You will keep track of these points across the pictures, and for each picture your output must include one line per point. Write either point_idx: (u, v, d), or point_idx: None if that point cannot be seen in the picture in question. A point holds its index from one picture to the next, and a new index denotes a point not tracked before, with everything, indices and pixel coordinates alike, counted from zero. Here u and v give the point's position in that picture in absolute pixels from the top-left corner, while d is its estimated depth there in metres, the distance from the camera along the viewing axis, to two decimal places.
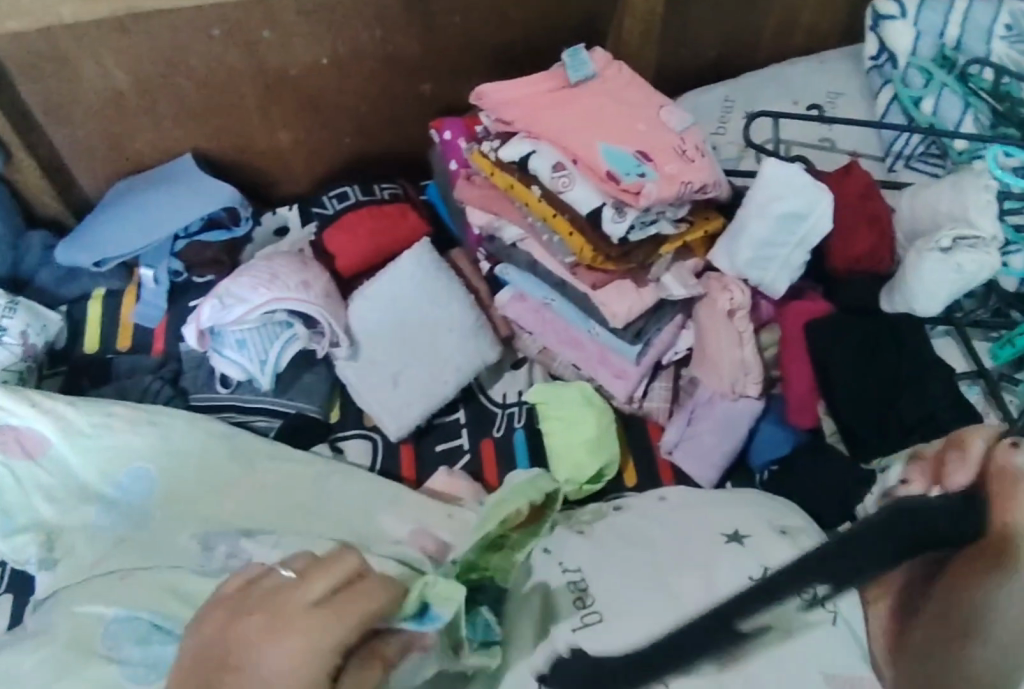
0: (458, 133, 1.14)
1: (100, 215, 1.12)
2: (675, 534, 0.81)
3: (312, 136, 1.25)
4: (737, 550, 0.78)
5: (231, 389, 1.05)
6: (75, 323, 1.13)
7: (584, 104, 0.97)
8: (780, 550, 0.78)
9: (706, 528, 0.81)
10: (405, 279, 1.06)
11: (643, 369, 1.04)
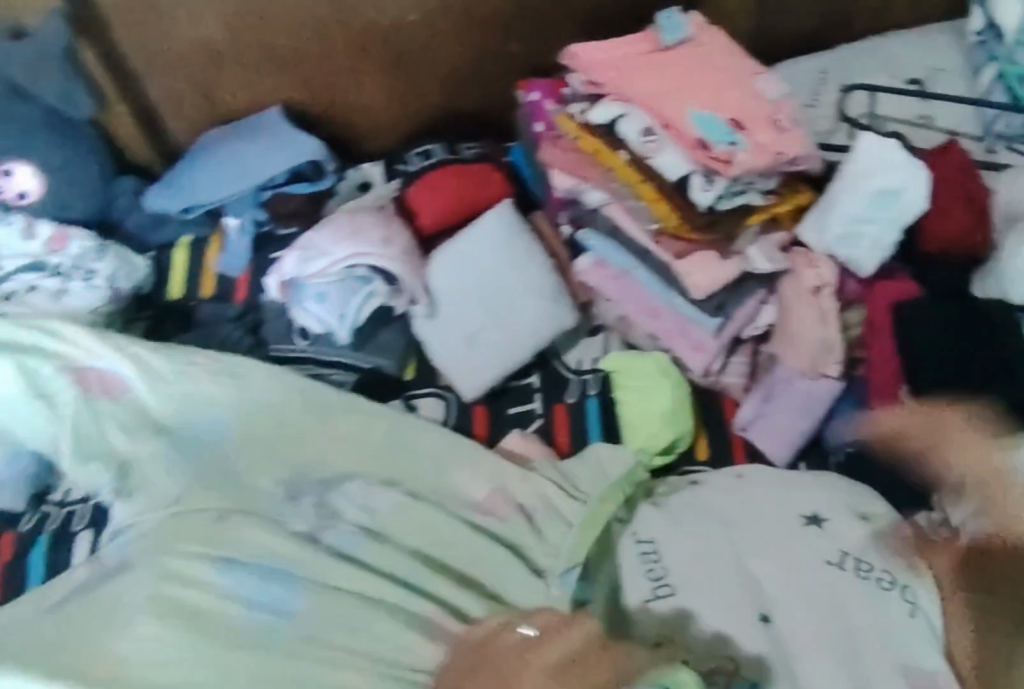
0: (545, 93, 1.12)
1: (192, 163, 1.15)
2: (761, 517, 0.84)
3: (399, 94, 1.24)
4: (816, 535, 0.81)
5: (310, 341, 1.06)
6: (161, 268, 1.14)
7: (676, 69, 0.96)
8: (864, 543, 0.80)
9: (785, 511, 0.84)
10: (485, 239, 1.08)
11: (722, 342, 1.02)
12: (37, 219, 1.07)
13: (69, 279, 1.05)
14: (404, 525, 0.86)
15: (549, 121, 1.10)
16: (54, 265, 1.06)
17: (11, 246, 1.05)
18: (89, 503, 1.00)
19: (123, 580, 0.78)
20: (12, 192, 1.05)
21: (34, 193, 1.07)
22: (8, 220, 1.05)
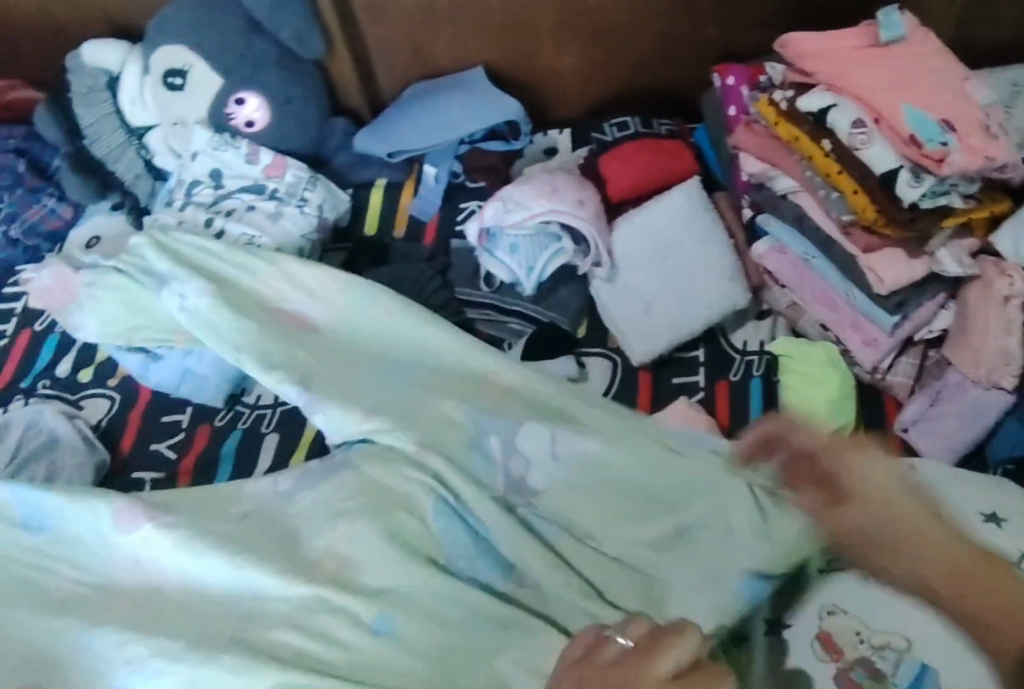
0: (742, 79, 1.14)
1: (401, 112, 1.23)
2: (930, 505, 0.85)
3: (596, 69, 1.25)
4: (995, 532, 0.82)
5: (494, 289, 1.14)
6: (359, 205, 1.24)
7: (894, 65, 0.98)
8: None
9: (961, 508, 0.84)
10: (674, 213, 1.12)
11: (895, 340, 1.04)
12: (260, 146, 1.19)
13: (284, 204, 1.16)
14: (594, 491, 0.89)
15: (743, 107, 1.14)
16: (271, 189, 1.17)
17: (236, 168, 1.17)
18: (277, 408, 1.09)
19: (336, 482, 0.87)
20: (241, 120, 1.17)
21: (259, 123, 1.18)
22: (235, 145, 1.17)
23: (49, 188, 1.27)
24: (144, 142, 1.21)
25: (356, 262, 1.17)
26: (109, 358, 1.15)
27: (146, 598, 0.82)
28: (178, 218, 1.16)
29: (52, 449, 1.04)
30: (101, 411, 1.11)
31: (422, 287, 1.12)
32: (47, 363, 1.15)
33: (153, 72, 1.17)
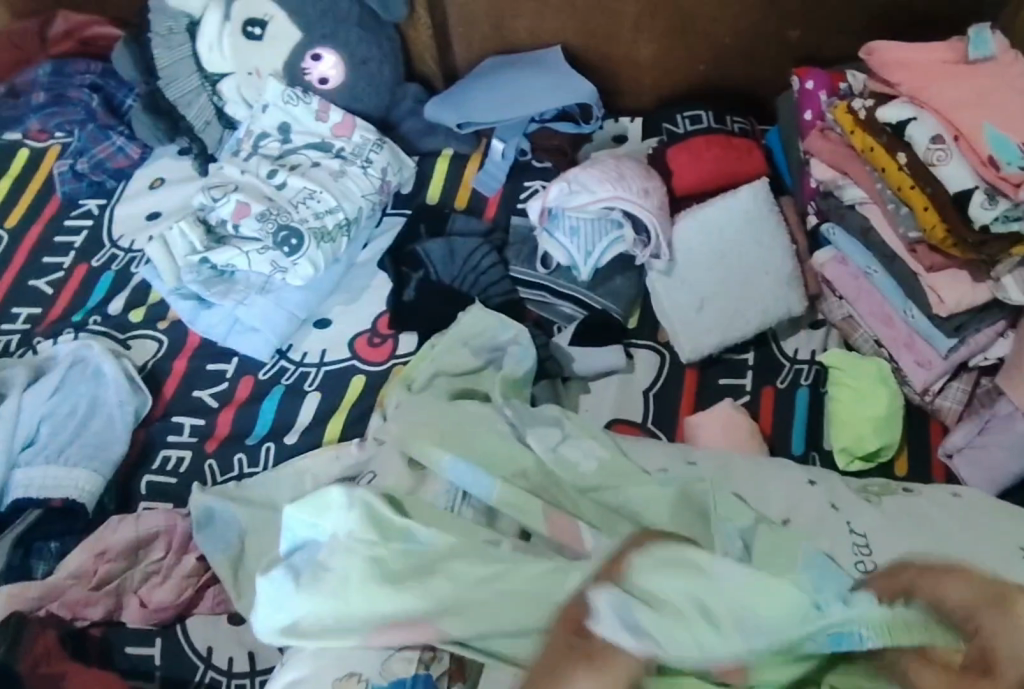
0: (821, 85, 1.11)
1: (474, 85, 1.23)
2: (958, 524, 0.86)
3: (670, 59, 1.24)
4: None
5: (550, 271, 1.14)
6: (423, 175, 1.24)
7: (978, 82, 0.96)
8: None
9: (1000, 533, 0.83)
10: (737, 212, 1.11)
11: (949, 364, 1.03)
12: (331, 104, 1.19)
13: (349, 164, 1.17)
14: (631, 481, 0.87)
15: (819, 112, 1.12)
16: (337, 149, 1.18)
17: (305, 124, 1.19)
18: (322, 369, 1.10)
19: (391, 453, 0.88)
20: (315, 76, 1.18)
21: (333, 81, 1.19)
22: (307, 100, 1.18)
23: (119, 127, 1.27)
24: (216, 89, 1.22)
25: (414, 230, 1.17)
26: (159, 299, 1.16)
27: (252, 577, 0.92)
28: (242, 167, 1.17)
29: (98, 383, 1.06)
30: (147, 354, 1.12)
31: (476, 264, 1.13)
32: (99, 299, 1.16)
33: (233, 19, 1.17)
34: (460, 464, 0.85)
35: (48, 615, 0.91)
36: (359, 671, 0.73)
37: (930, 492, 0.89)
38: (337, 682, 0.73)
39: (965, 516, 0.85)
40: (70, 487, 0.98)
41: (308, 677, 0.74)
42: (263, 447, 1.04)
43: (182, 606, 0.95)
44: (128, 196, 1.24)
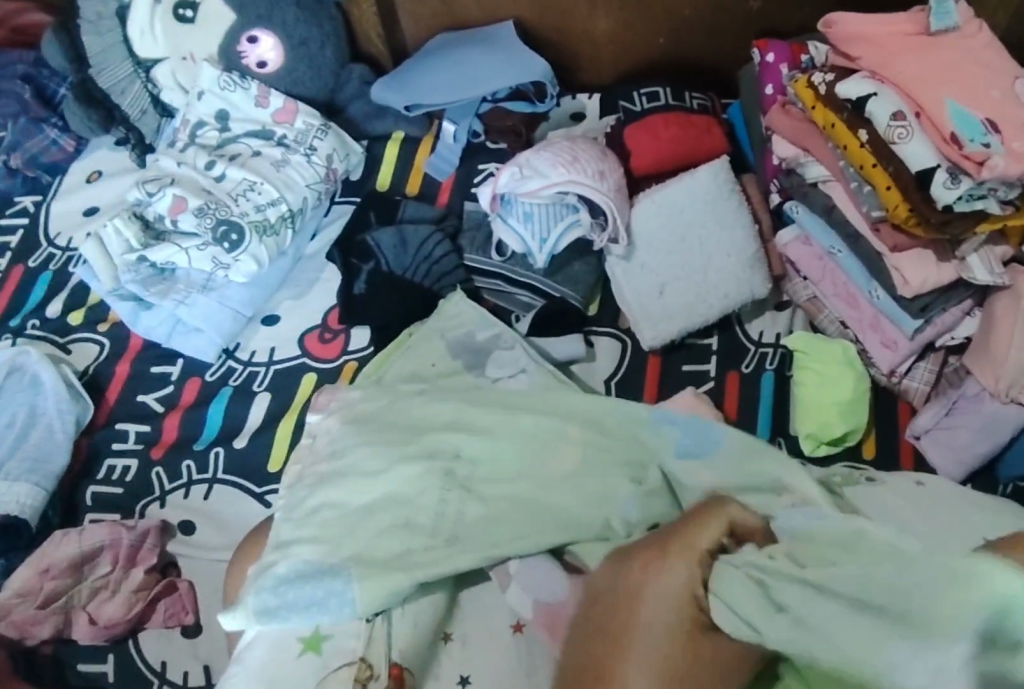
0: (782, 57, 1.08)
1: (422, 65, 1.18)
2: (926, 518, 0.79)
3: (625, 32, 1.19)
4: None
5: (505, 258, 1.10)
6: (373, 160, 1.20)
7: (939, 54, 0.93)
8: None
9: (970, 520, 0.80)
10: (696, 194, 1.07)
11: (915, 345, 1.00)
12: (271, 88, 1.14)
13: (292, 151, 1.12)
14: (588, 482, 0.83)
15: (780, 86, 1.08)
16: (279, 136, 1.13)
17: (244, 110, 1.14)
18: (271, 367, 1.06)
19: (342, 459, 0.84)
20: (253, 59, 1.13)
21: (272, 64, 1.13)
22: (245, 85, 1.13)
23: (53, 118, 1.22)
24: (150, 76, 1.17)
25: (364, 218, 1.13)
26: (100, 300, 1.11)
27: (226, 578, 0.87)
28: (178, 159, 1.12)
29: (36, 391, 1.02)
30: (89, 357, 1.08)
31: (428, 254, 1.09)
32: (38, 301, 1.11)
33: (164, 2, 1.12)
34: (411, 469, 0.81)
35: None
36: None
37: (895, 480, 0.86)
38: None
39: (933, 504, 0.83)
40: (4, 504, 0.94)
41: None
42: (211, 452, 1.01)
43: (133, 621, 0.90)
44: (65, 190, 1.19)
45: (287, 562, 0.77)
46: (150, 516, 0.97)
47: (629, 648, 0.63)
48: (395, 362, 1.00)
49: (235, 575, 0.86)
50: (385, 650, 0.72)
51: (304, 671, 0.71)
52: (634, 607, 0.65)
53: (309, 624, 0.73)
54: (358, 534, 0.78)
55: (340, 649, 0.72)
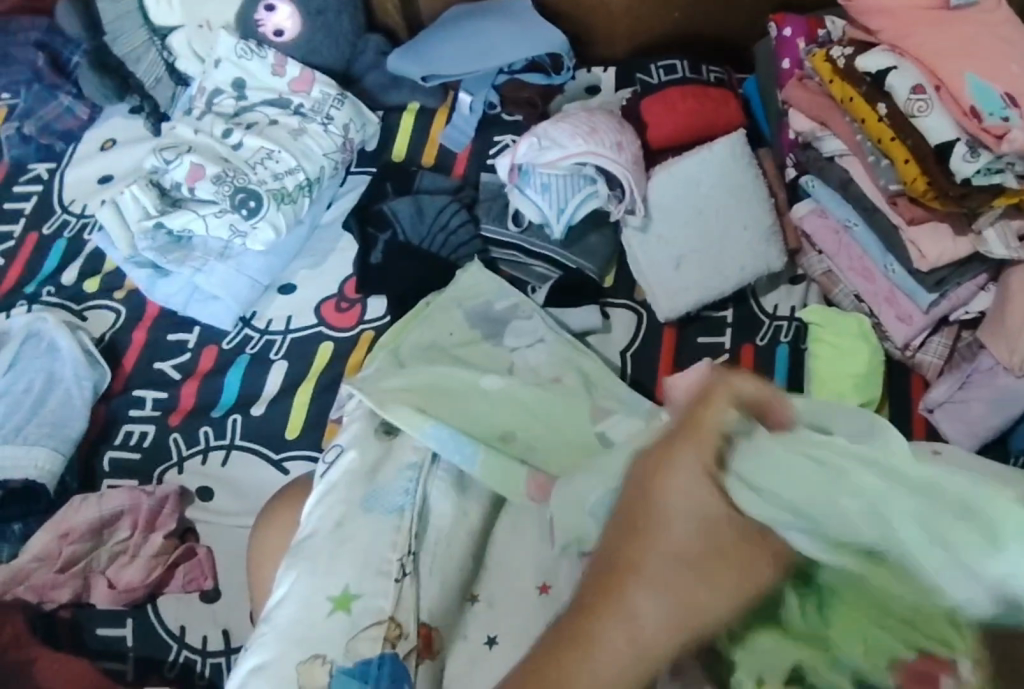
0: (799, 31, 1.08)
1: (438, 36, 1.18)
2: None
3: (642, 5, 1.19)
4: None
5: (522, 229, 1.10)
6: (388, 129, 1.19)
7: (960, 30, 0.93)
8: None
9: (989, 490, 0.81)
10: (713, 167, 1.08)
11: (930, 319, 1.00)
12: (288, 57, 1.14)
13: (309, 121, 1.12)
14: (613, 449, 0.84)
15: (797, 60, 1.08)
16: (295, 105, 1.13)
17: (261, 79, 1.13)
18: (288, 337, 1.07)
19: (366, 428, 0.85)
20: (270, 28, 1.13)
21: (289, 32, 1.13)
22: (262, 54, 1.12)
23: (67, 85, 1.21)
24: (167, 44, 1.17)
25: (381, 188, 1.14)
26: (114, 267, 1.11)
27: (252, 543, 0.87)
28: (195, 128, 1.12)
29: (53, 357, 1.02)
30: (105, 325, 1.08)
31: (445, 223, 1.10)
32: (53, 267, 1.11)
33: None
34: (441, 431, 0.82)
35: (14, 601, 0.88)
36: (325, 655, 0.70)
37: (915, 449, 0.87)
38: (301, 665, 0.69)
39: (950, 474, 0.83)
40: (24, 469, 0.95)
41: (272, 661, 0.70)
42: (229, 419, 1.01)
43: (153, 585, 0.91)
44: (78, 158, 1.18)
45: (312, 529, 0.77)
46: (169, 482, 0.98)
47: (651, 541, 0.47)
48: (412, 333, 1.00)
49: (258, 538, 0.87)
50: (414, 611, 0.73)
51: (333, 633, 0.71)
52: (663, 478, 0.49)
53: (338, 584, 0.73)
54: (383, 498, 0.79)
55: (370, 609, 0.72)
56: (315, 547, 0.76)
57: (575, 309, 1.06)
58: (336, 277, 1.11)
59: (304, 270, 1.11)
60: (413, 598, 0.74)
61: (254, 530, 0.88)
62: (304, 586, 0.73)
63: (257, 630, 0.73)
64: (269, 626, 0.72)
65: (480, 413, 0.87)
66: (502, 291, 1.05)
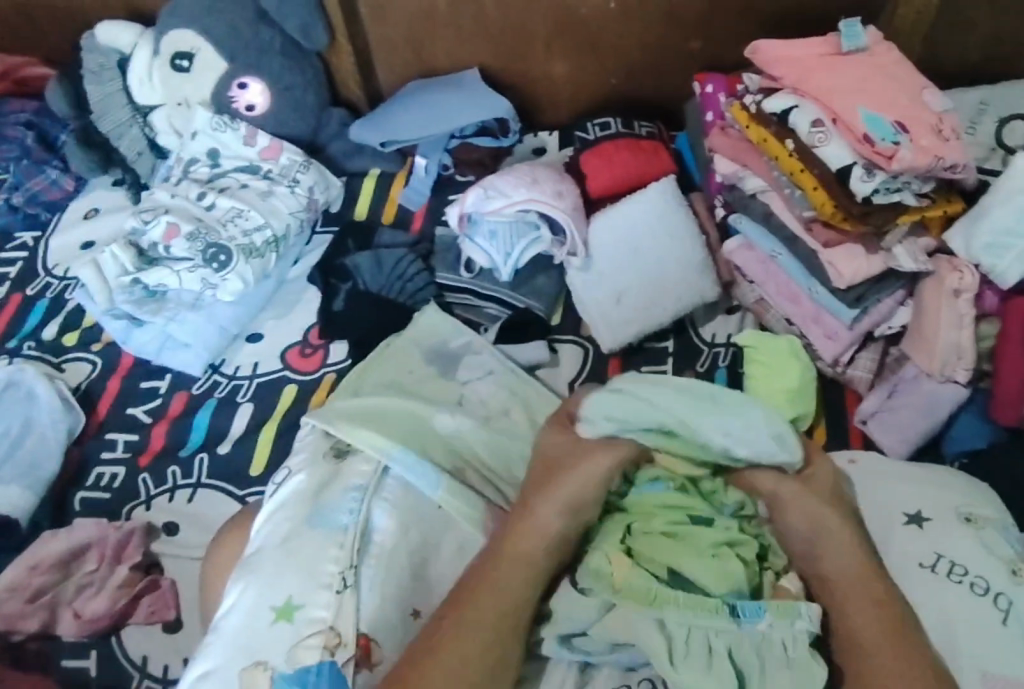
0: (720, 88, 1.18)
1: (396, 107, 1.28)
2: (969, 615, 0.75)
3: (582, 73, 1.30)
4: (914, 536, 0.81)
5: (473, 274, 1.19)
6: (352, 193, 1.29)
7: (856, 70, 1.03)
8: (966, 544, 0.80)
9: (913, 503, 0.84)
10: (651, 210, 1.16)
11: (855, 335, 1.07)
12: (259, 129, 1.24)
13: (276, 184, 1.22)
14: None
15: (719, 112, 1.18)
16: (265, 170, 1.24)
17: (234, 148, 1.24)
18: (254, 381, 1.14)
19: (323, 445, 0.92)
20: (242, 103, 1.23)
21: (260, 107, 1.24)
22: (234, 126, 1.23)
23: (54, 161, 1.32)
24: (147, 120, 1.27)
25: (342, 245, 1.22)
26: (93, 323, 1.19)
27: (214, 561, 0.91)
28: (172, 192, 1.22)
29: (31, 404, 1.09)
30: (81, 375, 1.15)
31: (403, 272, 1.18)
32: (34, 326, 1.19)
33: (162, 53, 1.23)
34: (394, 447, 0.88)
35: None
36: (266, 659, 0.75)
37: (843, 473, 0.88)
38: (246, 668, 0.75)
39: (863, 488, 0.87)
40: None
41: (218, 668, 0.76)
42: (197, 459, 1.07)
43: (117, 615, 0.95)
44: (62, 227, 1.28)
45: (261, 538, 0.84)
46: (137, 518, 1.03)
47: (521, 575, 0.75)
48: (374, 372, 1.05)
49: (216, 553, 0.91)
50: (353, 620, 0.77)
51: (272, 634, 0.76)
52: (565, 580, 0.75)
53: (282, 596, 0.78)
54: (329, 517, 0.83)
55: (312, 619, 0.77)
56: (263, 561, 0.81)
57: (524, 346, 1.13)
58: (300, 323, 1.19)
59: (271, 320, 1.19)
60: (354, 602, 0.78)
61: (216, 547, 0.92)
62: (250, 595, 0.79)
63: (204, 639, 0.79)
64: (214, 632, 0.79)
65: (422, 430, 0.94)
66: (456, 331, 1.12)
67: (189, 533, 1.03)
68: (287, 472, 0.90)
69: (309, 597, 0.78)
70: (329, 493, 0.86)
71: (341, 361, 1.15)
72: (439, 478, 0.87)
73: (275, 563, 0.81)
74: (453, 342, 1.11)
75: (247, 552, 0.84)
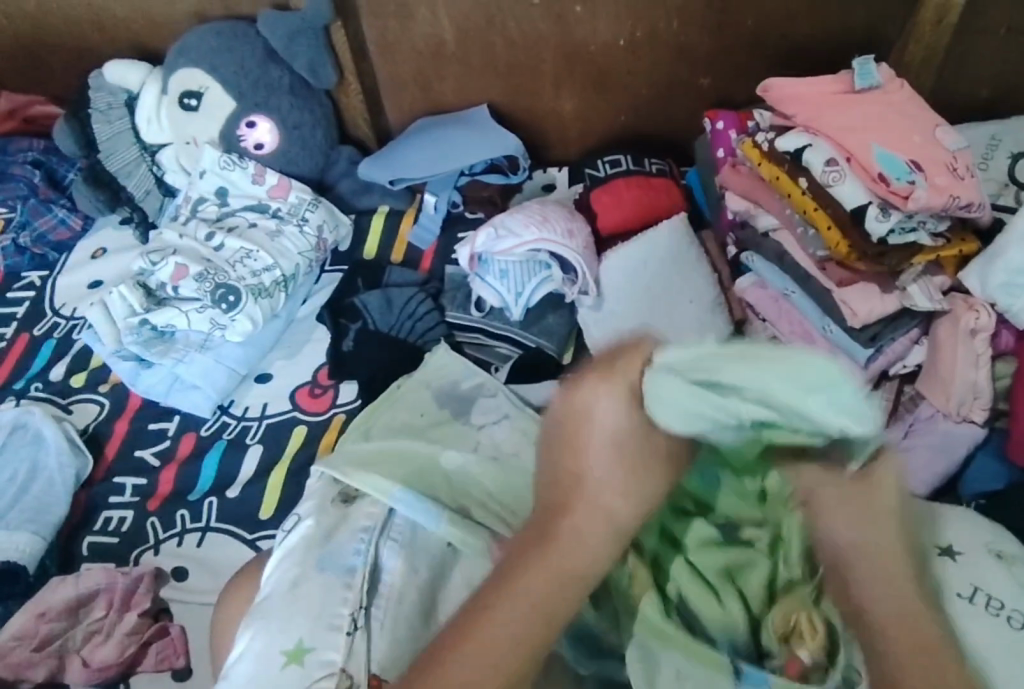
0: (731, 124, 1.17)
1: (404, 145, 1.28)
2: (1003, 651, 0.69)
3: (591, 110, 1.29)
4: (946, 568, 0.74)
5: (483, 314, 1.18)
6: (360, 231, 1.29)
7: (870, 108, 1.02)
8: (1001, 581, 0.73)
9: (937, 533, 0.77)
10: (662, 248, 1.15)
11: (871, 372, 1.05)
12: (267, 168, 1.24)
13: (285, 223, 1.22)
14: None
15: (730, 149, 1.17)
16: (274, 210, 1.23)
17: (242, 187, 1.23)
18: (263, 422, 1.13)
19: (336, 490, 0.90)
20: (250, 142, 1.23)
21: (268, 145, 1.23)
22: (243, 165, 1.22)
23: (61, 200, 1.32)
24: (155, 159, 1.27)
25: (352, 283, 1.22)
26: (100, 364, 1.18)
27: (227, 606, 0.90)
28: (180, 232, 1.21)
29: (38, 447, 1.08)
30: (89, 417, 1.14)
31: (412, 312, 1.17)
32: (41, 367, 1.18)
33: (170, 92, 1.23)
34: (403, 491, 0.86)
35: None
36: None
37: None
38: None
39: None
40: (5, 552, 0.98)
41: None
42: (205, 502, 1.06)
43: (125, 664, 0.93)
44: (70, 266, 1.27)
45: (272, 583, 0.82)
46: (145, 563, 1.02)
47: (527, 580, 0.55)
48: (385, 413, 1.04)
49: (227, 603, 0.90)
50: (364, 662, 0.76)
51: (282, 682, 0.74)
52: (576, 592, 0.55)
53: (292, 638, 0.76)
54: (337, 559, 0.82)
55: (323, 662, 0.75)
56: (274, 605, 0.80)
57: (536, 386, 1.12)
58: (308, 362, 1.18)
59: (280, 359, 1.18)
60: (364, 645, 0.77)
61: (227, 593, 0.91)
62: (260, 641, 0.77)
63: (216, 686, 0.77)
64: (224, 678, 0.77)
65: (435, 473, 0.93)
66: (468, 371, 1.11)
67: (199, 579, 1.01)
68: (299, 512, 0.88)
69: (321, 643, 0.76)
70: (340, 539, 0.84)
71: (350, 400, 1.14)
72: (442, 513, 0.84)
73: (286, 608, 0.79)
74: (464, 381, 1.09)
75: (257, 599, 0.82)
